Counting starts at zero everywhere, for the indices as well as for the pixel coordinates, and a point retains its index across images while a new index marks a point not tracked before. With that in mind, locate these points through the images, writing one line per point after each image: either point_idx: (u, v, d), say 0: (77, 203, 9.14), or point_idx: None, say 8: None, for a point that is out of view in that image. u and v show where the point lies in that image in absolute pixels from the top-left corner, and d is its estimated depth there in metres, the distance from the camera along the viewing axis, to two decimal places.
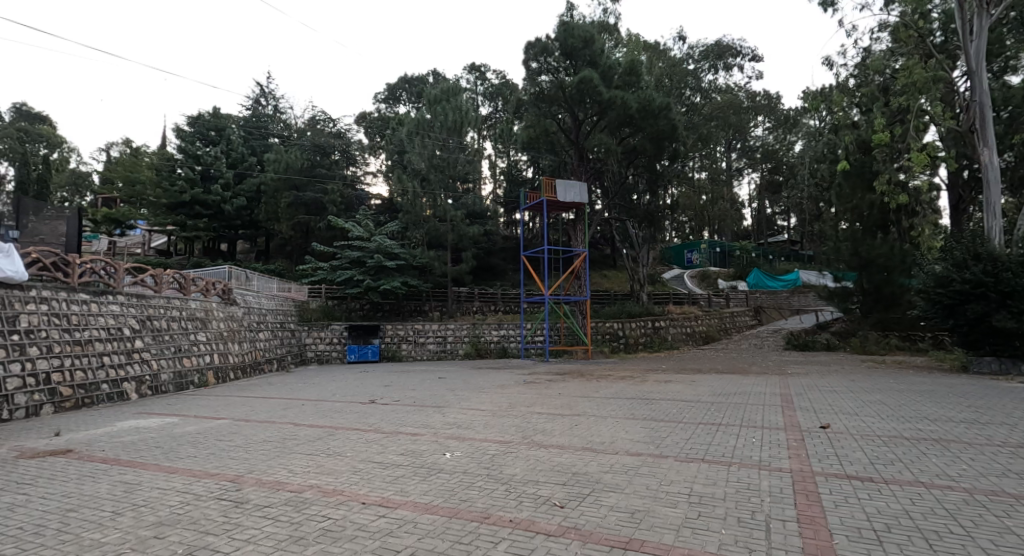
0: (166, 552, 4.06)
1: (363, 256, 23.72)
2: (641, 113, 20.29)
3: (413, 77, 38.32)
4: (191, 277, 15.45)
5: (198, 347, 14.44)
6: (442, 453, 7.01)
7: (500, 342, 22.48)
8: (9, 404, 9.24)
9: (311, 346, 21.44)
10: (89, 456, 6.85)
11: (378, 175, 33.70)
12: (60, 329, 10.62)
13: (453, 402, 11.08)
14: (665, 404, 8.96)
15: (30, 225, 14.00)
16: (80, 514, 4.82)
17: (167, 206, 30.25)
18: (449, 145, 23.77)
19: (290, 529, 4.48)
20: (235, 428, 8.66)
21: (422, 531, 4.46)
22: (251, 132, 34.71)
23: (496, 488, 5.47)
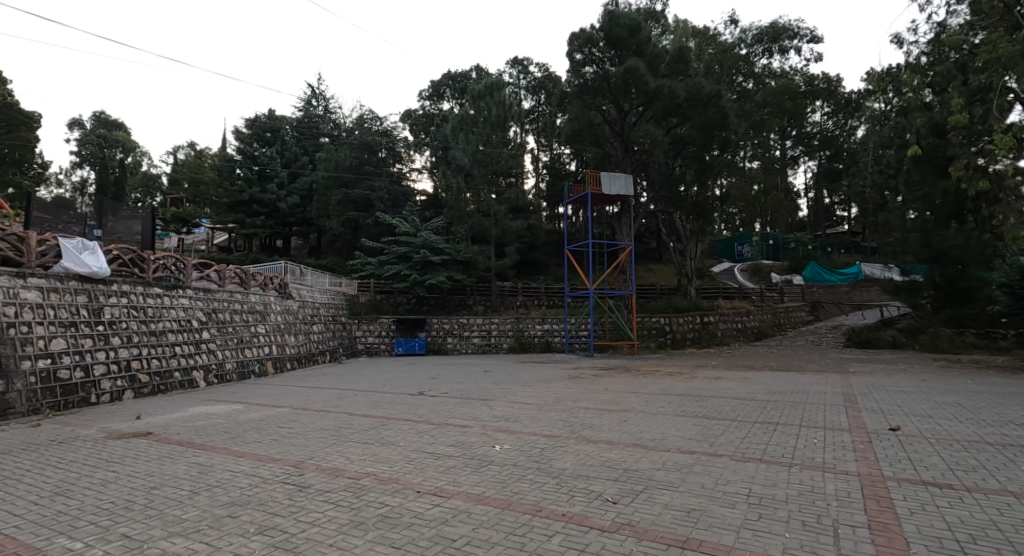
0: (239, 532, 4.26)
1: (409, 251, 24.27)
2: (689, 101, 19.80)
3: (456, 73, 38.43)
4: (250, 271, 16.14)
5: (258, 338, 15.10)
6: (491, 445, 7.08)
7: (544, 336, 22.46)
8: (96, 389, 9.95)
9: (361, 338, 22.13)
10: (167, 439, 7.28)
11: (422, 171, 34.06)
12: (138, 321, 11.32)
13: (499, 396, 11.15)
14: (719, 402, 8.72)
15: (109, 225, 15.02)
16: (163, 492, 5.15)
17: (227, 205, 31.69)
18: (493, 140, 23.81)
19: (350, 514, 4.64)
20: (295, 416, 9.01)
21: (477, 521, 4.53)
22: (303, 131, 35.81)
23: (548, 481, 5.49)
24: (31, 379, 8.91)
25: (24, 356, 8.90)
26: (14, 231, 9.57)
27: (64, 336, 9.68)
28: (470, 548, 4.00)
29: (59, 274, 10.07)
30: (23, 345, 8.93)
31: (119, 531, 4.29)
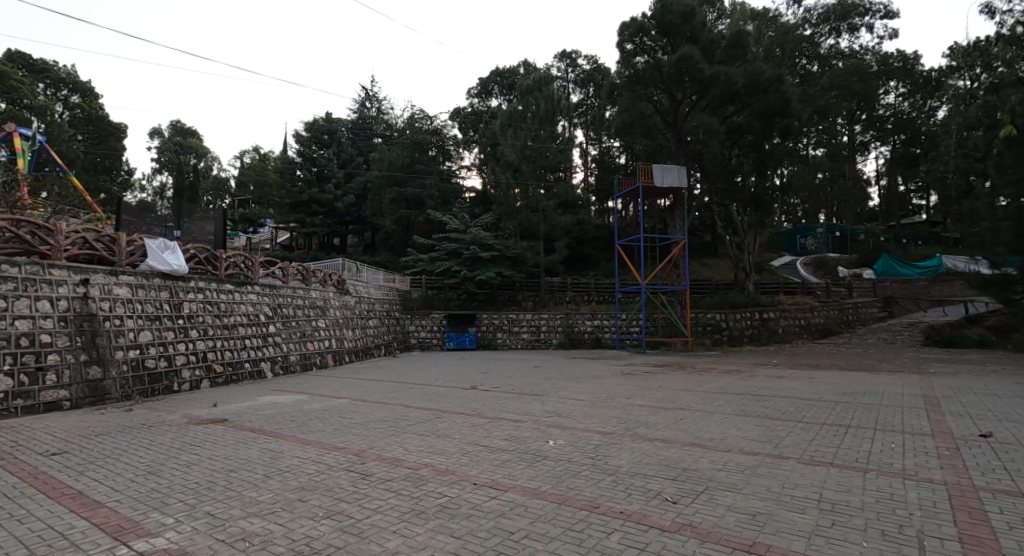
0: (309, 515, 4.46)
1: (459, 247, 24.57)
2: (748, 87, 19.03)
3: (505, 69, 38.40)
4: (311, 268, 16.74)
5: (319, 332, 15.68)
6: (545, 440, 7.08)
7: (595, 332, 22.25)
8: (178, 377, 10.67)
9: (414, 332, 22.76)
10: (241, 425, 7.68)
11: (472, 168, 34.26)
12: (213, 315, 11.99)
13: (550, 391, 11.12)
14: (781, 402, 8.41)
15: (185, 226, 15.99)
16: (240, 474, 5.46)
17: (290, 205, 33.03)
18: (541, 135, 23.63)
19: (411, 503, 4.76)
20: (355, 407, 9.32)
21: (534, 515, 4.55)
22: (358, 133, 36.70)
23: (603, 478, 5.45)
24: (123, 367, 9.67)
25: (116, 346, 9.67)
26: (107, 233, 10.34)
27: (149, 328, 10.40)
28: (528, 541, 4.04)
29: (145, 272, 10.80)
30: (116, 336, 9.72)
31: (205, 509, 4.58)
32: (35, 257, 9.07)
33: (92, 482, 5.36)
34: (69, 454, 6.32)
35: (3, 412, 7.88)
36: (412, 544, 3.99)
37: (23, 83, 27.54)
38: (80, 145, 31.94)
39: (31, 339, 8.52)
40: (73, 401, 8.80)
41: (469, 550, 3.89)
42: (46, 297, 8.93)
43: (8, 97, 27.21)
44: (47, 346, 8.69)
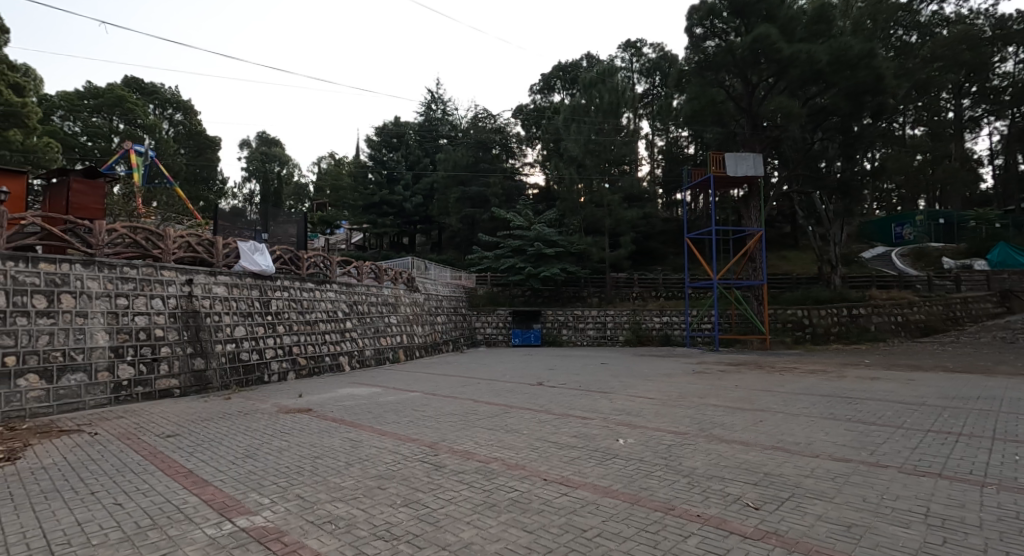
0: (388, 502, 4.67)
1: (523, 244, 24.61)
2: (833, 65, 17.81)
3: (568, 63, 37.97)
4: (383, 266, 17.25)
5: (391, 328, 16.17)
6: (615, 438, 6.92)
7: (663, 328, 21.66)
8: (268, 369, 11.35)
9: (480, 329, 23.11)
10: (324, 415, 8.05)
11: (535, 165, 34.20)
12: (297, 311, 12.64)
13: (619, 389, 10.90)
14: (876, 406, 7.79)
15: (271, 229, 17.00)
16: (324, 461, 5.79)
17: (362, 207, 34.29)
18: (605, 127, 23.22)
19: (483, 495, 4.82)
20: (427, 401, 9.52)
21: (606, 513, 4.45)
22: (424, 135, 37.42)
23: (678, 479, 5.25)
24: (222, 359, 10.43)
25: (216, 340, 10.44)
26: (206, 237, 11.12)
27: (241, 324, 11.10)
28: (600, 539, 3.96)
29: (239, 273, 11.54)
30: (215, 331, 10.47)
31: (295, 492, 4.95)
32: (149, 260, 9.89)
33: (200, 462, 5.88)
34: (180, 436, 6.88)
35: (127, 399, 8.81)
36: (484, 536, 4.05)
37: (137, 105, 30.43)
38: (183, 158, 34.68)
39: (146, 334, 9.35)
40: (182, 389, 9.62)
41: (539, 546, 3.88)
42: (158, 296, 9.74)
43: (125, 118, 30.11)
44: (160, 339, 9.52)
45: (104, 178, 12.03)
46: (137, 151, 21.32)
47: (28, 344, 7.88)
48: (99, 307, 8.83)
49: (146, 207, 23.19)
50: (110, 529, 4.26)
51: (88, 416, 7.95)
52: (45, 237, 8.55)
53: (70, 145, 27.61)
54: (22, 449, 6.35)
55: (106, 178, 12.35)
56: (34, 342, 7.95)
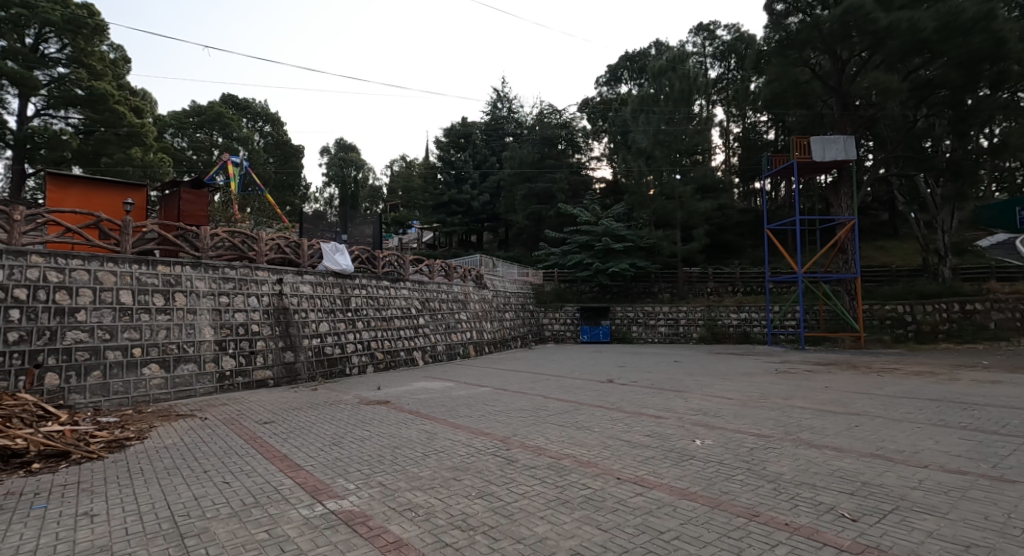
0: (463, 494, 4.78)
1: (590, 239, 24.26)
2: (939, 34, 15.89)
3: (635, 53, 36.99)
4: (452, 264, 17.54)
5: (461, 324, 16.45)
6: (692, 439, 6.65)
7: (741, 325, 20.73)
8: (349, 362, 11.85)
9: (548, 325, 23.10)
10: (402, 407, 8.29)
11: (602, 159, 33.65)
12: (373, 308, 13.10)
13: (694, 388, 10.53)
14: (996, 413, 7.02)
15: (348, 230, 17.72)
16: (403, 451, 5.99)
17: (432, 207, 35.09)
18: (676, 117, 22.45)
19: (556, 491, 4.82)
20: (497, 396, 9.58)
21: (686, 516, 4.31)
22: (490, 134, 37.64)
23: (762, 484, 4.98)
24: (309, 353, 10.99)
25: (303, 334, 11.02)
26: (293, 239, 11.73)
27: (325, 320, 11.62)
28: (679, 542, 3.87)
29: (322, 272, 12.09)
30: (302, 327, 11.03)
31: (377, 479, 5.14)
32: (246, 262, 10.57)
33: (293, 447, 6.23)
34: (276, 423, 7.33)
35: (229, 388, 9.48)
36: (559, 532, 4.06)
37: (233, 119, 32.75)
38: (273, 166, 36.94)
39: (244, 328, 10.04)
40: (275, 380, 10.23)
41: (616, 546, 3.84)
42: (253, 294, 10.41)
43: (223, 132, 32.54)
44: (255, 334, 10.18)
45: (208, 188, 12.97)
46: (234, 161, 22.79)
47: (150, 337, 8.72)
48: (205, 305, 9.59)
49: (241, 213, 24.83)
50: (220, 505, 4.62)
51: (199, 402, 8.65)
52: (161, 242, 9.40)
53: (179, 158, 30.01)
54: (148, 429, 7.00)
55: (209, 188, 13.36)
56: (155, 335, 8.78)
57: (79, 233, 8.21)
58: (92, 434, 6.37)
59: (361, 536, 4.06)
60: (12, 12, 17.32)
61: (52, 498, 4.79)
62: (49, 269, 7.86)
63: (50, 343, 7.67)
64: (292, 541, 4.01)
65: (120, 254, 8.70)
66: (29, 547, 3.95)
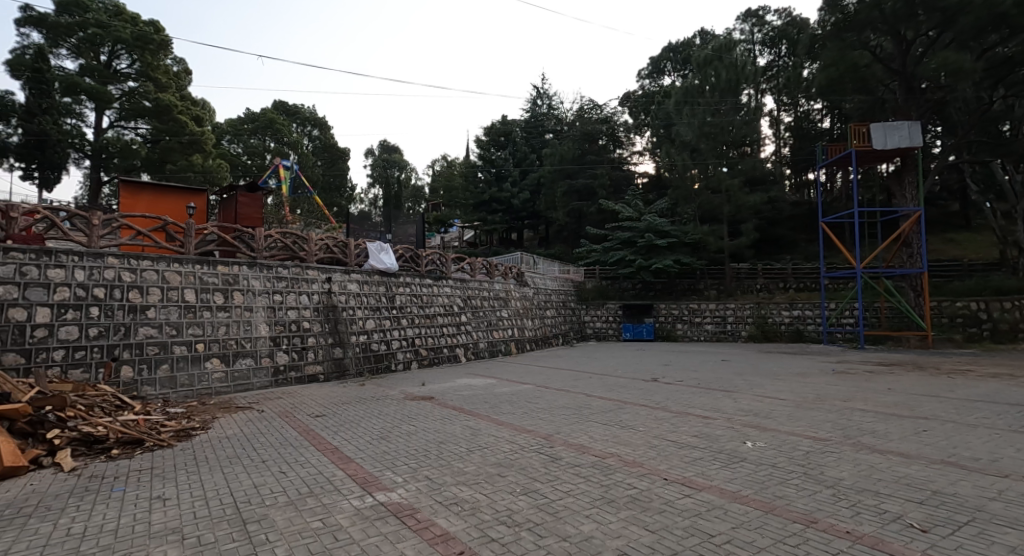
0: (508, 490, 4.77)
1: (633, 236, 23.88)
2: (1018, 8, 14.62)
3: (678, 44, 36.09)
4: (493, 262, 17.58)
5: (503, 322, 16.48)
6: (742, 440, 6.44)
7: (794, 323, 19.98)
8: (395, 359, 12.04)
9: (590, 323, 22.90)
10: (446, 403, 8.35)
11: (645, 154, 33.04)
12: (417, 305, 13.26)
13: (744, 388, 10.18)
14: None
15: (392, 230, 18.05)
16: (448, 447, 6.02)
17: (473, 205, 35.29)
18: (723, 107, 21.77)
19: (601, 490, 4.76)
20: (540, 393, 9.53)
21: (738, 520, 4.18)
22: (531, 131, 37.49)
23: (820, 489, 4.77)
24: (357, 349, 11.23)
25: (351, 331, 11.26)
26: (341, 238, 11.98)
27: (370, 318, 11.84)
28: (731, 547, 3.77)
29: (367, 271, 12.31)
30: (350, 324, 11.28)
31: (424, 473, 5.19)
32: (297, 261, 10.87)
33: (344, 440, 6.37)
34: (327, 416, 7.51)
35: (283, 382, 9.79)
36: (606, 531, 4.02)
37: (284, 125, 33.83)
38: (320, 169, 38.00)
39: (296, 325, 10.33)
40: (325, 375, 10.49)
41: (666, 549, 3.76)
42: (304, 292, 10.69)
43: (275, 138, 33.72)
44: (307, 330, 10.46)
45: (263, 191, 13.45)
46: (285, 166, 23.48)
47: (212, 333, 9.11)
48: (261, 303, 9.93)
49: (292, 215, 25.61)
50: (278, 493, 4.75)
51: (256, 396, 8.96)
52: (220, 243, 9.77)
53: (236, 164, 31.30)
54: (211, 420, 7.30)
55: (263, 191, 13.85)
56: (215, 331, 9.17)
57: (147, 235, 8.68)
58: (162, 423, 6.69)
59: (409, 528, 4.09)
60: (88, 31, 18.77)
61: (130, 482, 5.05)
62: (123, 269, 8.33)
63: (124, 338, 8.12)
64: (345, 530, 4.08)
65: (184, 255, 9.15)
66: (110, 526, 4.17)
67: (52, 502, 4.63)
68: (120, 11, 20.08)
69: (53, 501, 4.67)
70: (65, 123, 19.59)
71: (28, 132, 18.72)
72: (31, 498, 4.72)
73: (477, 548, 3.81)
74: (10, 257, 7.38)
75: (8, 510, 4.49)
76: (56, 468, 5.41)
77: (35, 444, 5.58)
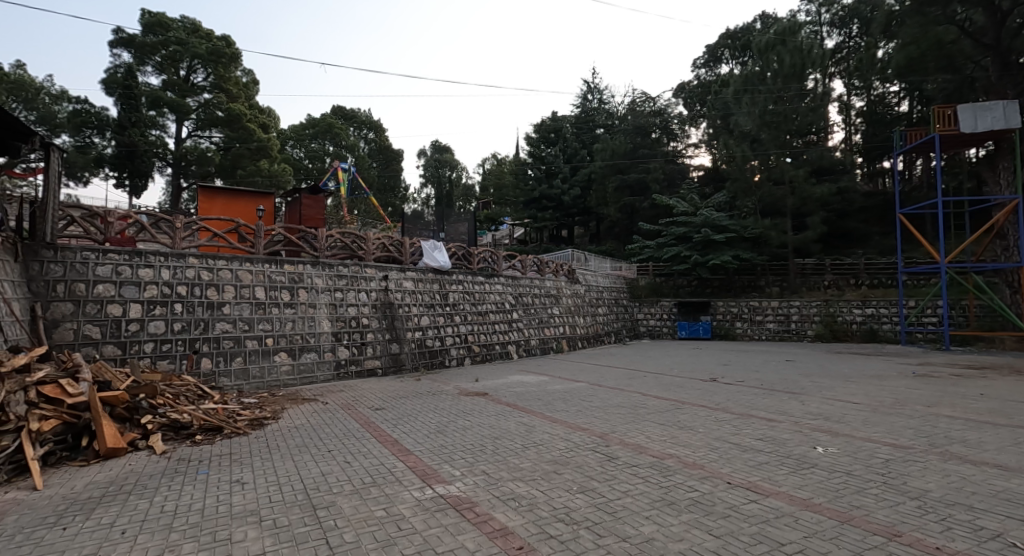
0: (565, 487, 4.72)
1: (688, 231, 23.20)
2: None
3: (736, 30, 34.73)
4: (544, 259, 17.51)
5: (554, 319, 16.38)
6: (812, 445, 6.11)
7: (867, 322, 18.90)
8: (449, 355, 12.18)
9: (643, 320, 22.45)
10: (499, 400, 8.37)
11: (700, 146, 32.02)
12: (470, 303, 13.37)
13: (811, 390, 9.70)
14: None
15: (444, 228, 18.29)
16: (503, 442, 6.02)
17: (524, 203, 35.22)
18: (786, 94, 20.73)
19: (660, 492, 4.63)
20: (594, 392, 9.40)
21: (810, 529, 3.98)
22: (581, 126, 37.04)
23: (903, 500, 4.46)
24: (412, 345, 11.43)
25: (407, 328, 11.47)
26: (396, 238, 12.22)
27: (425, 315, 12.03)
28: None
29: (422, 269, 12.51)
30: (406, 321, 11.50)
31: (481, 467, 5.21)
32: (356, 260, 11.16)
33: (403, 432, 6.48)
34: (386, 410, 7.68)
35: (344, 376, 10.09)
36: (667, 534, 3.92)
37: (342, 129, 34.88)
38: (375, 170, 38.97)
39: (356, 322, 10.63)
40: (383, 370, 10.74)
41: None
42: (362, 289, 10.98)
43: (334, 141, 34.85)
44: (365, 327, 10.74)
45: (324, 193, 13.90)
46: (344, 168, 24.10)
47: (279, 329, 9.49)
48: (323, 300, 10.27)
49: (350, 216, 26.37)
50: (344, 482, 4.89)
51: (320, 388, 9.27)
52: (286, 244, 10.17)
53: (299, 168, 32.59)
54: (281, 411, 7.62)
55: (325, 193, 14.33)
56: (283, 327, 9.54)
57: (223, 236, 9.15)
58: (238, 412, 7.02)
59: (468, 521, 4.11)
60: (171, 48, 20.25)
61: (212, 466, 5.32)
62: (202, 269, 8.86)
63: (203, 333, 8.62)
64: (407, 520, 4.15)
65: (254, 255, 9.61)
66: (197, 506, 4.41)
67: (147, 481, 4.95)
68: (197, 27, 21.28)
69: (148, 480, 4.99)
70: (151, 134, 20.70)
71: (120, 144, 19.80)
72: (130, 477, 5.05)
73: (536, 545, 3.78)
74: (107, 258, 8.04)
75: (112, 486, 4.85)
76: (150, 450, 5.79)
77: (132, 428, 5.97)
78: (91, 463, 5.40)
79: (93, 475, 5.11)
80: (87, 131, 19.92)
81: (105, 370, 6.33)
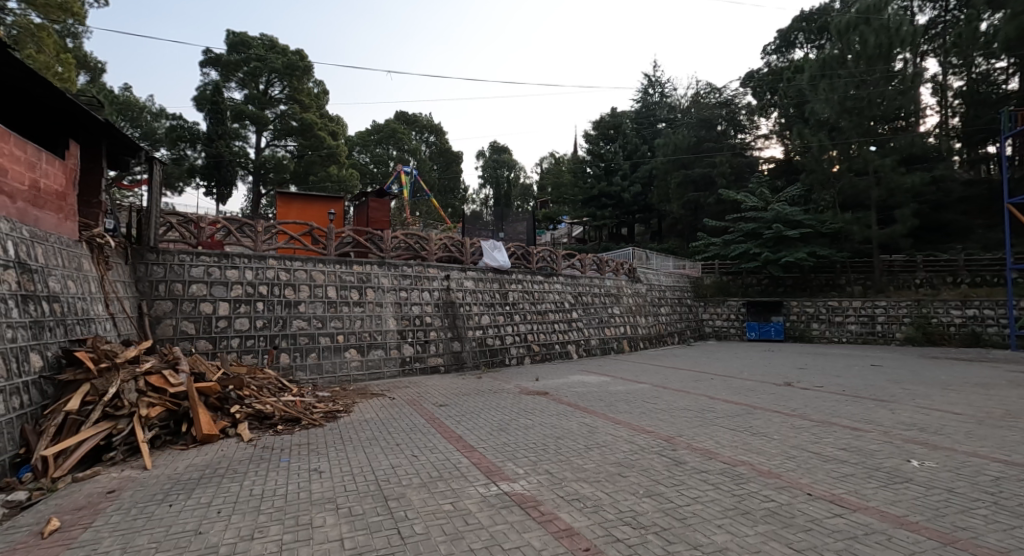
0: (631, 490, 4.53)
1: (758, 227, 22.13)
2: None
3: (811, 12, 32.77)
4: (605, 258, 17.16)
5: (615, 319, 16.04)
6: (905, 458, 5.58)
7: (967, 324, 17.34)
8: (509, 354, 12.15)
9: (709, 321, 21.84)
10: (560, 399, 8.25)
11: (771, 137, 30.43)
12: (530, 302, 13.30)
13: (903, 398, 8.94)
14: None
15: (504, 228, 18.31)
16: (565, 443, 5.89)
17: (583, 201, 34.75)
18: (870, 78, 19.30)
19: (733, 500, 4.36)
20: (657, 394, 9.09)
21: (905, 549, 3.63)
22: (642, 121, 36.16)
23: (1017, 524, 3.98)
24: (474, 344, 11.49)
25: (468, 326, 11.54)
26: (457, 238, 12.28)
27: (485, 314, 12.03)
28: None
29: (482, 269, 12.53)
30: (467, 320, 11.56)
31: (545, 466, 5.10)
32: (418, 260, 11.31)
33: (466, 429, 6.48)
34: (448, 407, 7.72)
35: (409, 372, 10.26)
36: (743, 544, 3.67)
37: (405, 133, 35.76)
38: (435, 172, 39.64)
39: (420, 320, 10.78)
40: (446, 367, 10.85)
41: None
42: (425, 289, 11.13)
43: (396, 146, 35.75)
44: (428, 325, 10.88)
45: (390, 196, 14.21)
46: (407, 171, 24.58)
47: (350, 326, 9.77)
48: (389, 298, 10.49)
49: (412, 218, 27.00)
50: (413, 475, 4.92)
51: (387, 384, 9.45)
52: (355, 245, 10.44)
53: (364, 172, 33.71)
54: (353, 405, 7.82)
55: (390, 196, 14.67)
56: (353, 324, 9.82)
57: (298, 239, 9.51)
58: (314, 405, 7.26)
59: (533, 520, 4.02)
60: (251, 65, 21.42)
61: (293, 454, 5.51)
62: (280, 269, 9.25)
63: (282, 329, 8.99)
64: (474, 516, 4.10)
65: (327, 256, 9.92)
66: (281, 491, 4.56)
67: (238, 466, 5.18)
68: (274, 43, 22.31)
69: (238, 465, 5.22)
70: (234, 145, 21.89)
71: (208, 155, 21.10)
72: (223, 461, 5.31)
73: (603, 547, 3.64)
74: (200, 259, 8.57)
75: (208, 469, 5.10)
76: (238, 438, 6.07)
77: (223, 417, 6.30)
78: (189, 447, 5.71)
79: (193, 458, 5.41)
80: (180, 145, 21.14)
81: (200, 363, 6.67)
